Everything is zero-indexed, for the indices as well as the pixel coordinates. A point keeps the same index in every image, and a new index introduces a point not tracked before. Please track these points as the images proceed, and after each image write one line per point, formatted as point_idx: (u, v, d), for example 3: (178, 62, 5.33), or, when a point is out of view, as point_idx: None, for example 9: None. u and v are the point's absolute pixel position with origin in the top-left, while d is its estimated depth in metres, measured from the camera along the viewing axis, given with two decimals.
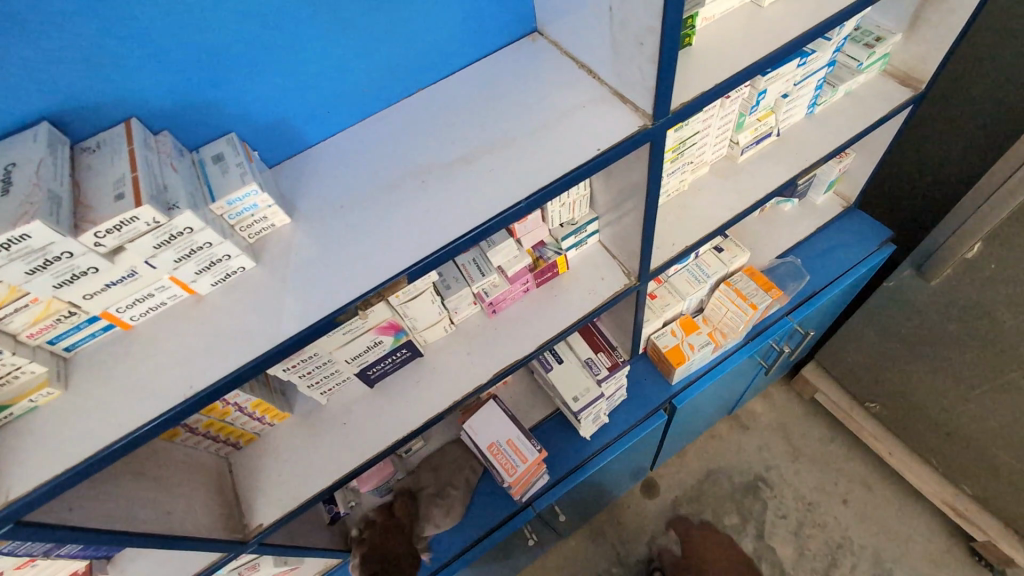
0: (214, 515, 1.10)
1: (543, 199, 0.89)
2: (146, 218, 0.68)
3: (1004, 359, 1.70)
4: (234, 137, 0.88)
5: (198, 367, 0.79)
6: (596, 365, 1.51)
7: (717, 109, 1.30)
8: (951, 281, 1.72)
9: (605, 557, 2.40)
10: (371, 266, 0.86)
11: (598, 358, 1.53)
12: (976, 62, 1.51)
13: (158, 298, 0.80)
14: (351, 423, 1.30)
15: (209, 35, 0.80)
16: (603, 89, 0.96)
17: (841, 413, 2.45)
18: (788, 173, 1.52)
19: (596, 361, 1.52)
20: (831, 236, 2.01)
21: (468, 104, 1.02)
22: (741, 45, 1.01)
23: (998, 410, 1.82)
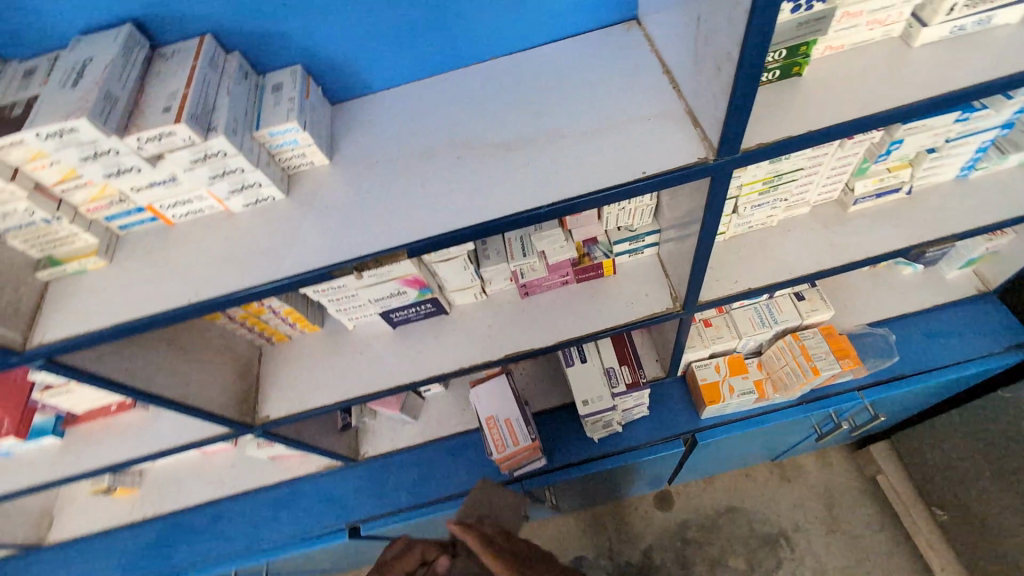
0: (229, 393, 1.24)
1: (567, 210, 0.83)
2: (182, 134, 0.73)
3: None
4: (298, 70, 0.92)
5: (211, 276, 0.86)
6: (615, 376, 1.42)
7: (832, 150, 1.15)
8: None
9: (597, 546, 2.40)
10: (381, 230, 0.86)
11: (620, 371, 1.43)
12: None
13: (196, 204, 0.89)
14: (368, 352, 1.34)
15: None
16: (678, 104, 0.87)
17: (903, 513, 2.19)
18: (907, 236, 1.30)
19: (618, 372, 1.43)
20: (948, 318, 1.72)
21: (534, 84, 0.96)
22: (870, 83, 0.84)
23: None
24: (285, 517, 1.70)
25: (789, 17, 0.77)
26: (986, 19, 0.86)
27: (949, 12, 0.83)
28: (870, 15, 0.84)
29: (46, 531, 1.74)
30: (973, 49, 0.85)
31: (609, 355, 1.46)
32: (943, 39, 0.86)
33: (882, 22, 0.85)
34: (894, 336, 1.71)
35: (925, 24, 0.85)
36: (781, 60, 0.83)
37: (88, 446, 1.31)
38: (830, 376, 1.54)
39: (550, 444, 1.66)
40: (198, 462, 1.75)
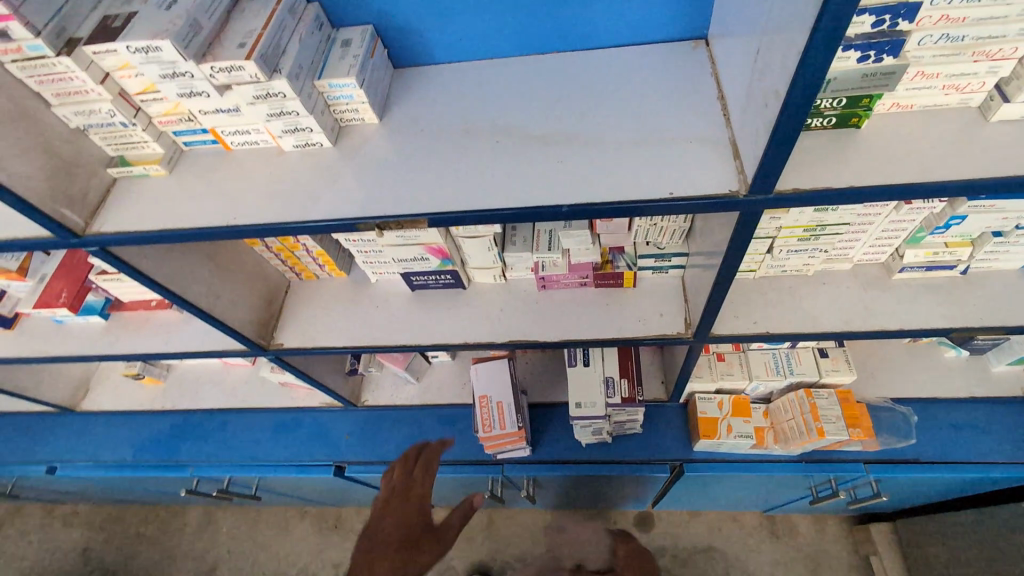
0: (252, 316, 1.34)
1: (586, 214, 0.82)
2: (250, 71, 0.80)
3: None
4: (368, 30, 0.97)
5: (248, 205, 0.93)
6: (613, 387, 1.43)
7: (886, 211, 1.11)
8: None
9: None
10: (407, 196, 0.89)
11: (618, 382, 1.44)
12: None
13: (253, 136, 0.96)
14: (384, 308, 1.41)
15: None
16: (723, 132, 0.85)
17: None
18: (950, 319, 1.23)
19: (615, 384, 1.43)
20: (984, 415, 1.61)
21: (588, 84, 0.97)
22: (931, 149, 0.79)
23: None
24: (282, 441, 1.82)
25: (855, 65, 0.74)
26: None
27: None
28: (949, 80, 0.78)
29: (81, 399, 1.94)
30: None
31: (610, 367, 1.46)
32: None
33: (960, 88, 0.79)
34: (917, 418, 1.62)
35: (1009, 98, 0.78)
36: (840, 107, 0.79)
37: (124, 333, 1.45)
38: (836, 441, 1.48)
39: (538, 437, 1.69)
40: (219, 370, 1.91)
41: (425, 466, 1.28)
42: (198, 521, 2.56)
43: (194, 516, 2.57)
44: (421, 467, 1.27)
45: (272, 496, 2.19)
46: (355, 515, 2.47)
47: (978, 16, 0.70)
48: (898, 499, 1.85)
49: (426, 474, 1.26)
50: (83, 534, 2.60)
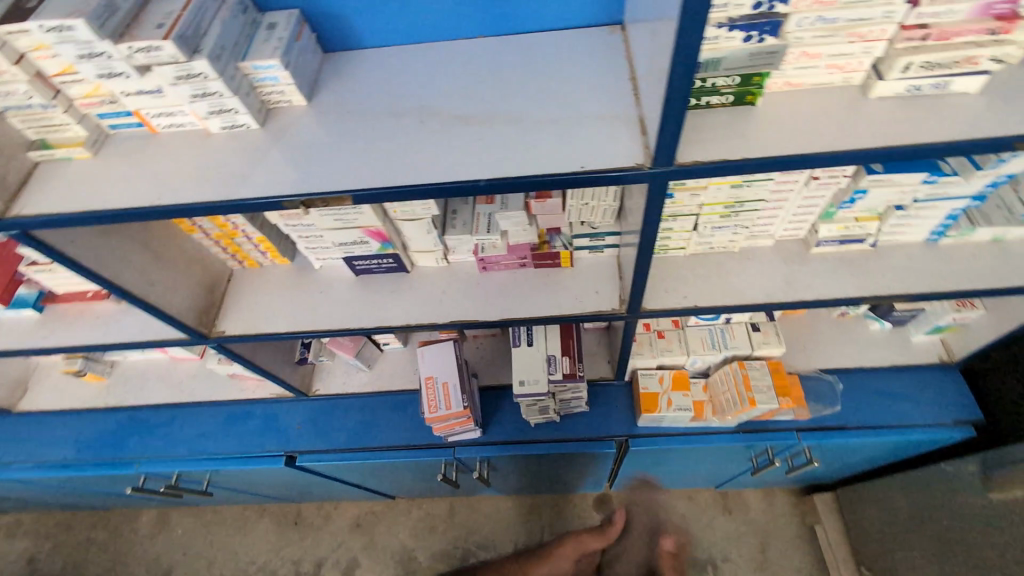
0: (191, 303, 1.33)
1: (502, 188, 0.86)
2: (168, 51, 0.81)
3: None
4: (294, 14, 0.99)
5: (174, 186, 0.94)
6: (555, 364, 1.49)
7: (797, 188, 1.18)
8: None
9: (531, 535, 2.37)
10: (332, 176, 0.92)
11: (560, 359, 1.50)
12: None
13: (179, 118, 0.97)
14: (328, 294, 1.42)
15: None
16: (632, 109, 0.90)
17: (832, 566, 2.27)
18: (861, 290, 1.32)
19: (557, 361, 1.49)
20: (904, 382, 1.73)
21: (510, 67, 1.01)
22: (818, 124, 0.87)
23: None
24: (231, 434, 1.81)
25: (742, 46, 0.81)
26: (943, 83, 0.85)
27: (905, 70, 0.84)
28: (830, 59, 0.86)
29: (19, 398, 1.90)
30: (926, 113, 0.86)
31: (553, 345, 1.52)
32: (898, 95, 0.87)
33: (841, 67, 0.87)
34: (843, 386, 1.73)
35: (882, 77, 0.86)
36: (735, 85, 0.86)
37: (59, 325, 1.43)
38: (767, 410, 1.56)
39: (489, 419, 1.73)
40: (166, 364, 1.90)
41: None
42: (151, 524, 2.51)
43: (147, 519, 2.52)
44: None
45: (227, 493, 2.17)
46: (314, 511, 2.46)
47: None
48: (831, 466, 1.96)
49: None
50: (29, 544, 2.51)
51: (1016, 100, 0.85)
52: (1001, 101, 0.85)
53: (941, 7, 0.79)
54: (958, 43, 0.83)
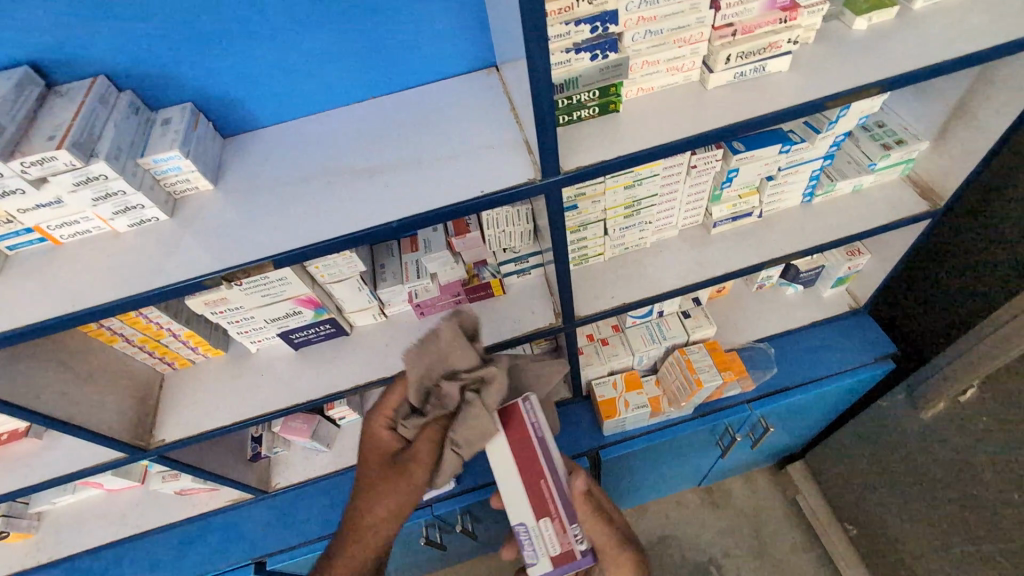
0: (125, 417, 1.27)
1: (415, 224, 0.93)
2: (64, 159, 0.82)
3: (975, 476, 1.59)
4: (187, 107, 1.04)
5: (89, 292, 0.93)
6: (532, 547, 1.05)
7: (682, 176, 1.31)
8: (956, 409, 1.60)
9: None
10: (248, 246, 0.95)
11: (535, 530, 1.04)
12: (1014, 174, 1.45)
13: (83, 224, 0.97)
14: (270, 375, 1.40)
15: (167, 9, 0.94)
16: (518, 134, 1.00)
17: (822, 535, 2.30)
18: (760, 256, 1.47)
19: (536, 537, 1.04)
20: (825, 334, 1.89)
21: (403, 118, 1.10)
22: (674, 116, 1.00)
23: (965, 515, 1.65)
24: (191, 556, 1.70)
25: (590, 64, 0.93)
26: (760, 66, 1.01)
27: (727, 62, 0.99)
28: (667, 63, 1.00)
29: None
30: (756, 93, 1.01)
31: (519, 410, 1.09)
32: (729, 83, 1.03)
33: (679, 68, 1.01)
34: (774, 350, 1.87)
35: (711, 70, 1.01)
36: (596, 98, 0.98)
37: None
38: (715, 387, 1.65)
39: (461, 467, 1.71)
40: (103, 500, 1.75)
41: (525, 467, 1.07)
42: None
43: None
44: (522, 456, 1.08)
45: None
46: None
47: (664, 13, 0.92)
48: (790, 433, 2.08)
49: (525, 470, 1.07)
50: None
51: (822, 71, 1.03)
52: (811, 73, 1.03)
53: (738, 7, 0.96)
54: (760, 33, 0.99)
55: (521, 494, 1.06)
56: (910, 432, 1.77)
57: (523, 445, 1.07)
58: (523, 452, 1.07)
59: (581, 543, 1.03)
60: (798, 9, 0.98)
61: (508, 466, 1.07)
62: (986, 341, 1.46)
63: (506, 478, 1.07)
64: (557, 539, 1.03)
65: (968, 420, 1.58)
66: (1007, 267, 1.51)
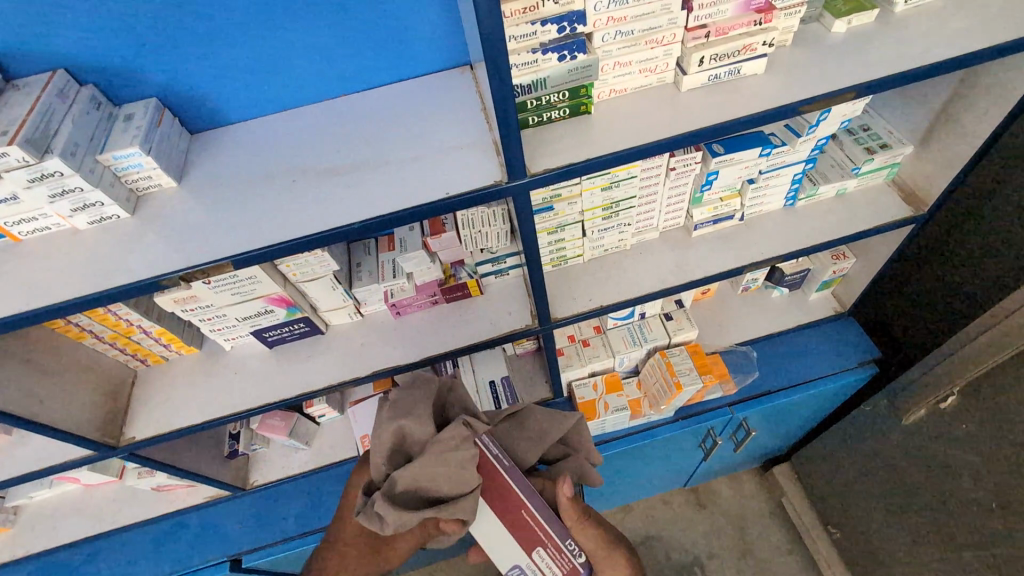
0: (94, 414, 1.25)
1: (377, 227, 0.91)
2: (16, 155, 0.80)
3: (954, 483, 1.58)
4: (151, 102, 1.02)
5: (43, 291, 0.91)
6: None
7: (660, 179, 1.30)
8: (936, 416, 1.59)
9: None
10: (208, 246, 0.93)
11: (532, 562, 1.00)
12: (1003, 179, 1.42)
13: (42, 221, 0.95)
14: (244, 373, 1.39)
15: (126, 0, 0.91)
16: (486, 135, 0.99)
17: (806, 538, 2.30)
18: (741, 260, 1.45)
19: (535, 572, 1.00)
20: (810, 338, 1.88)
21: (373, 117, 1.08)
22: (647, 119, 0.98)
23: (942, 523, 1.65)
24: (168, 552, 1.69)
25: (559, 65, 0.91)
26: (735, 69, 0.99)
27: (701, 64, 0.97)
28: (640, 64, 0.98)
29: None
30: (730, 96, 0.99)
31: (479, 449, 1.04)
32: (703, 85, 1.01)
33: (653, 70, 0.99)
34: (756, 353, 1.86)
35: (685, 72, 0.99)
36: (566, 99, 0.96)
37: None
38: (695, 391, 1.64)
39: None
40: (80, 494, 1.74)
41: (499, 503, 1.01)
42: None
43: None
44: (495, 498, 1.01)
45: None
46: None
47: (635, 14, 0.90)
48: (774, 436, 2.07)
49: (502, 513, 1.01)
50: None
51: (799, 74, 1.01)
52: (787, 77, 1.01)
53: (711, 9, 0.94)
54: (734, 36, 0.97)
55: (504, 530, 1.01)
56: (892, 438, 1.76)
57: (491, 479, 1.02)
58: (495, 489, 1.02)
59: (581, 556, 0.99)
60: (773, 12, 0.96)
61: (479, 507, 1.01)
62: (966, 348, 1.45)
63: (482, 519, 1.02)
64: (555, 564, 0.99)
65: (949, 428, 1.56)
66: (993, 270, 1.49)
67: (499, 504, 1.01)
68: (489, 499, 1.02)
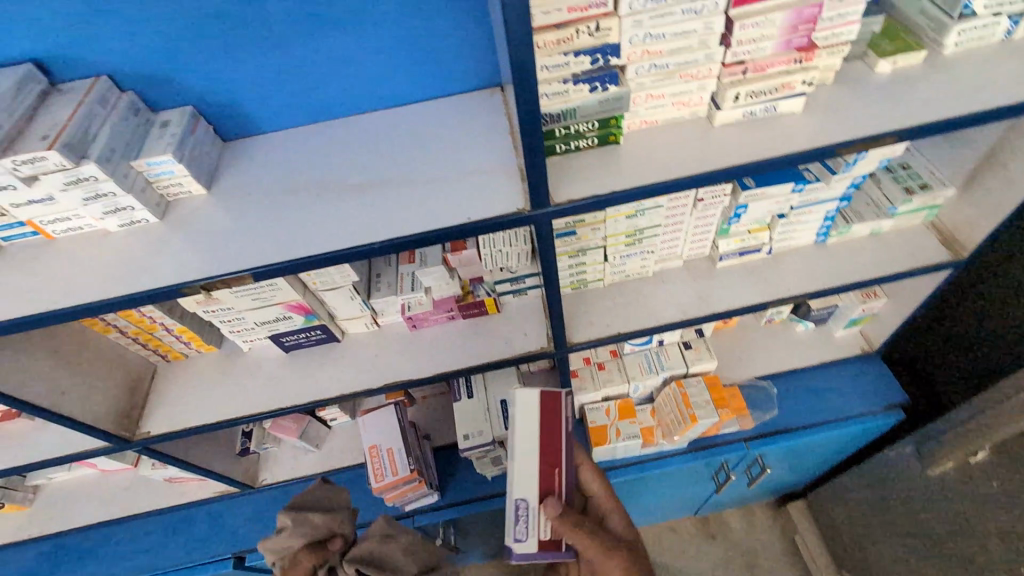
0: (112, 407, 1.28)
1: (397, 248, 0.91)
2: (54, 159, 0.83)
3: (981, 543, 1.50)
4: (187, 110, 1.05)
5: (68, 291, 0.93)
6: (524, 523, 1.11)
7: (687, 210, 1.27)
8: (963, 470, 1.51)
9: None
10: (230, 256, 0.94)
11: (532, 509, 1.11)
12: None
13: (75, 221, 0.98)
14: (259, 376, 1.41)
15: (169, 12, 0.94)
16: (512, 160, 0.98)
17: None
18: (767, 295, 1.41)
19: (534, 514, 1.11)
20: (834, 376, 1.81)
21: (400, 135, 1.08)
22: (677, 153, 0.96)
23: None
24: (176, 543, 1.72)
25: (590, 96, 0.90)
26: (771, 107, 0.97)
27: (736, 100, 0.95)
28: (674, 96, 0.96)
29: None
30: (765, 133, 0.97)
31: (561, 402, 1.14)
32: (737, 121, 0.98)
33: (687, 103, 0.97)
34: (776, 389, 1.81)
35: (719, 106, 0.96)
36: (595, 129, 0.95)
37: None
38: (710, 425, 1.60)
39: (446, 481, 1.68)
40: (96, 479, 1.78)
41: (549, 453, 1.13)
42: None
43: None
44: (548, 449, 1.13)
45: None
46: None
47: (671, 48, 0.88)
48: (791, 473, 2.01)
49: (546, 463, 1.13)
50: None
51: (838, 114, 0.98)
52: (826, 117, 0.98)
53: (750, 45, 0.90)
54: (773, 73, 0.94)
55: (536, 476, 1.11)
56: (915, 488, 1.69)
57: (550, 425, 1.13)
58: (548, 433, 1.14)
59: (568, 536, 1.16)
60: (815, 50, 0.92)
61: (529, 446, 1.11)
62: (1001, 402, 1.38)
63: (526, 457, 1.11)
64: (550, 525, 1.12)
65: (977, 484, 1.49)
66: None
67: (547, 457, 1.13)
68: (546, 443, 1.13)
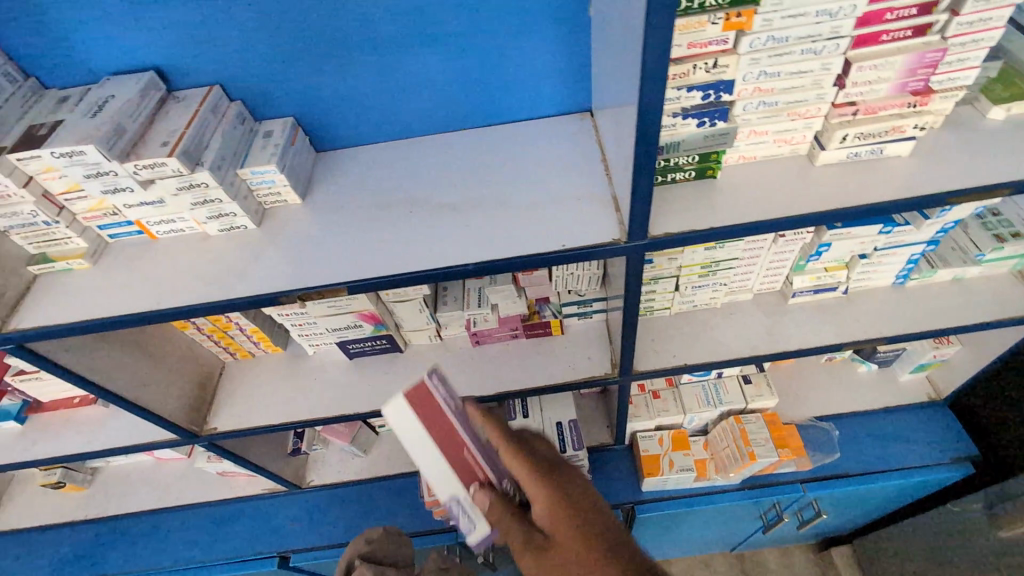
0: (184, 401, 1.32)
1: (490, 270, 0.91)
2: (173, 166, 0.86)
3: None
4: (288, 121, 1.08)
5: (168, 291, 0.96)
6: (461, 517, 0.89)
7: (766, 245, 1.25)
8: None
9: None
10: (325, 268, 0.96)
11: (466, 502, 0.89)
12: None
13: (179, 224, 1.02)
14: (322, 380, 1.43)
15: (286, 29, 0.97)
16: (606, 188, 0.98)
17: None
18: (841, 336, 1.36)
19: (468, 514, 0.89)
20: (898, 422, 1.74)
21: (491, 155, 1.09)
22: (776, 190, 0.94)
23: None
24: (222, 536, 1.75)
25: (696, 130, 0.89)
26: (878, 149, 0.94)
27: (842, 141, 0.93)
28: (777, 134, 0.94)
29: None
30: (869, 176, 0.94)
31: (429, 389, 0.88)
32: (841, 162, 0.96)
33: (789, 140, 0.96)
34: (838, 433, 1.74)
35: (824, 146, 0.95)
36: (695, 163, 0.94)
37: (43, 435, 1.39)
38: (769, 464, 1.56)
39: None
40: (151, 466, 1.84)
41: (452, 441, 0.89)
42: None
43: None
44: (452, 443, 0.89)
45: None
46: None
47: (783, 87, 0.87)
48: (843, 519, 1.93)
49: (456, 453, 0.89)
50: None
51: (948, 160, 0.95)
52: (934, 162, 0.95)
53: (864, 87, 0.88)
54: (884, 115, 0.92)
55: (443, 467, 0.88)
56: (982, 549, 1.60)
57: (435, 423, 0.88)
58: (436, 423, 0.88)
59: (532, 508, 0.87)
60: (931, 95, 0.90)
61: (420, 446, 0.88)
62: None
63: (423, 463, 0.88)
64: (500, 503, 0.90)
65: None
66: None
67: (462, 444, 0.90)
68: (439, 430, 0.88)
